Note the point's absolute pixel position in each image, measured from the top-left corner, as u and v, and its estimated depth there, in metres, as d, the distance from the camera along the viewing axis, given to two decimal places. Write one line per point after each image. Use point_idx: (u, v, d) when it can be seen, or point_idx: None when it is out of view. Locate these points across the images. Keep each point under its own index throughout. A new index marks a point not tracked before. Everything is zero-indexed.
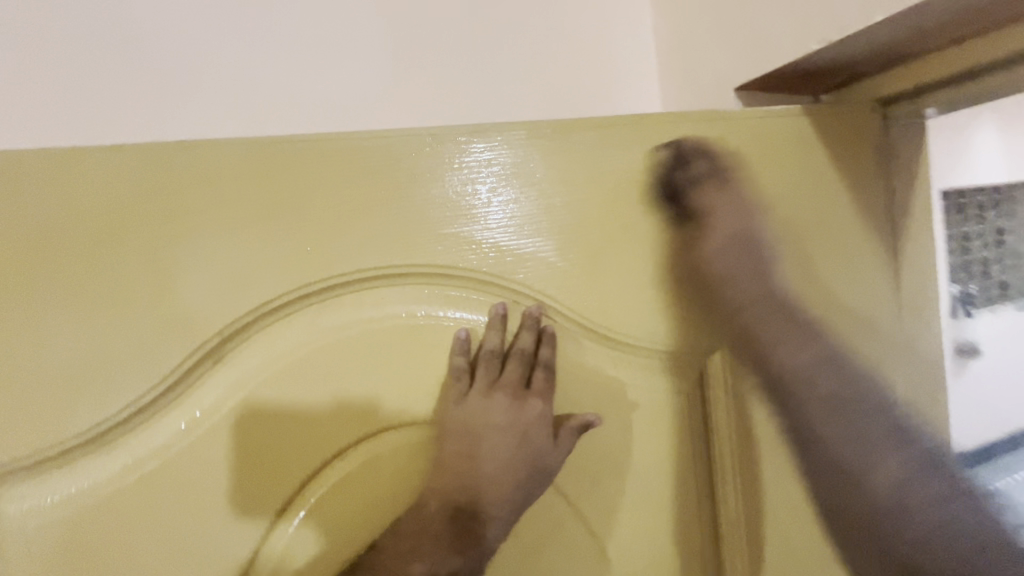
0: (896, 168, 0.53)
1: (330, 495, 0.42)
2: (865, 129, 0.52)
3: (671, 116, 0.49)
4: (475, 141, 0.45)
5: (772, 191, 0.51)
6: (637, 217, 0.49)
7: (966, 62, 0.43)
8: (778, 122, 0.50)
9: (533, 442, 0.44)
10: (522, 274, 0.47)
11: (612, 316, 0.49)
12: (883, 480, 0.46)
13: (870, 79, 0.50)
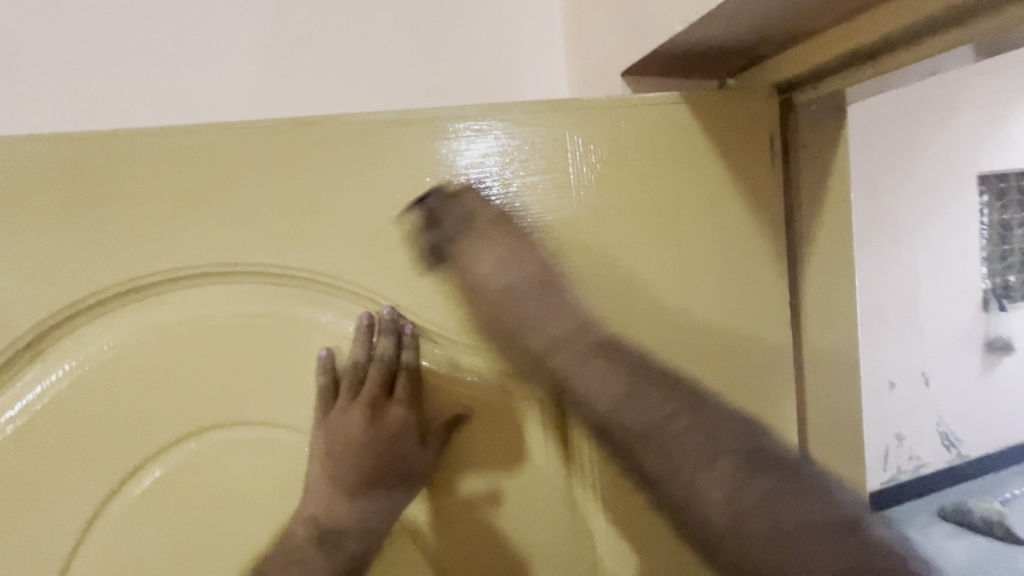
0: (801, 161, 0.48)
1: (144, 502, 0.40)
2: (764, 118, 0.47)
3: (534, 105, 0.44)
4: (467, 130, 0.44)
5: (651, 187, 0.46)
6: (509, 216, 0.45)
7: (856, 40, 0.37)
8: (659, 111, 0.45)
9: (398, 452, 0.42)
10: (369, 274, 0.43)
11: (469, 319, 0.45)
12: (716, 503, 0.37)
13: (768, 63, 0.45)
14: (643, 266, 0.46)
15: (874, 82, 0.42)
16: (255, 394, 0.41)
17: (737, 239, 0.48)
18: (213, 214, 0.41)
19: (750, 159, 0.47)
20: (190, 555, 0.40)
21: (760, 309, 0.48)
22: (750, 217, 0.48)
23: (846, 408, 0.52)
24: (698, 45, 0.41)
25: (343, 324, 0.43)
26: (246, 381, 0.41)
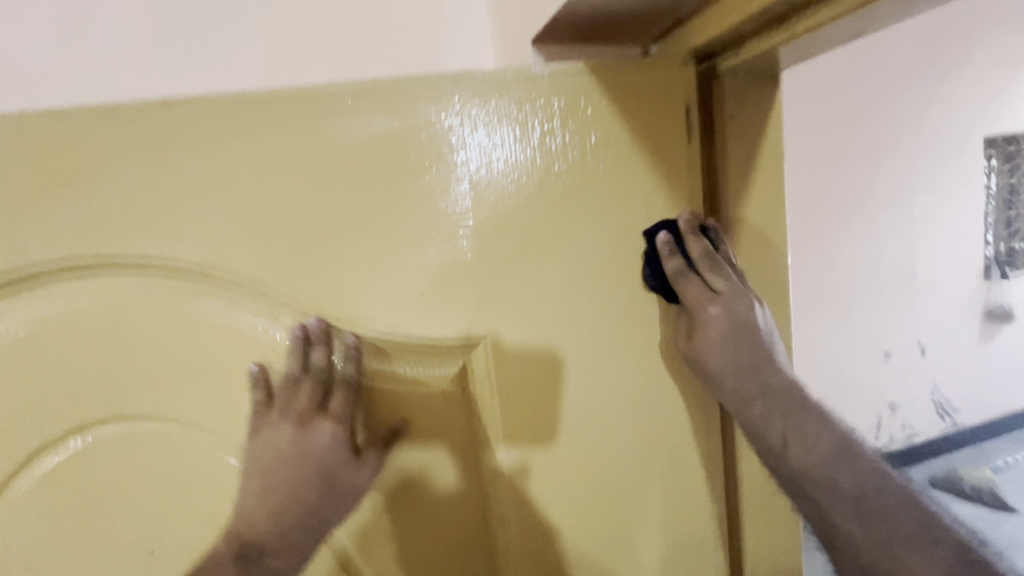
0: (724, 134, 0.45)
1: (44, 482, 0.42)
2: (679, 89, 0.43)
3: (424, 79, 0.40)
4: (444, 108, 0.41)
5: (553, 168, 0.43)
6: (400, 201, 0.42)
7: (753, 6, 0.34)
8: (562, 84, 0.42)
9: (328, 468, 0.41)
10: (248, 265, 0.41)
11: (360, 311, 0.43)
12: (825, 449, 0.41)
13: (684, 27, 0.41)
14: (555, 258, 0.44)
15: (792, 46, 0.38)
16: (144, 389, 0.42)
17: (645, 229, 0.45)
18: (87, 209, 0.39)
19: (664, 135, 0.44)
20: (92, 531, 0.43)
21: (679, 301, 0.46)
22: (664, 198, 0.45)
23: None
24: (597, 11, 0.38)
25: (231, 316, 0.42)
26: (131, 376, 0.41)
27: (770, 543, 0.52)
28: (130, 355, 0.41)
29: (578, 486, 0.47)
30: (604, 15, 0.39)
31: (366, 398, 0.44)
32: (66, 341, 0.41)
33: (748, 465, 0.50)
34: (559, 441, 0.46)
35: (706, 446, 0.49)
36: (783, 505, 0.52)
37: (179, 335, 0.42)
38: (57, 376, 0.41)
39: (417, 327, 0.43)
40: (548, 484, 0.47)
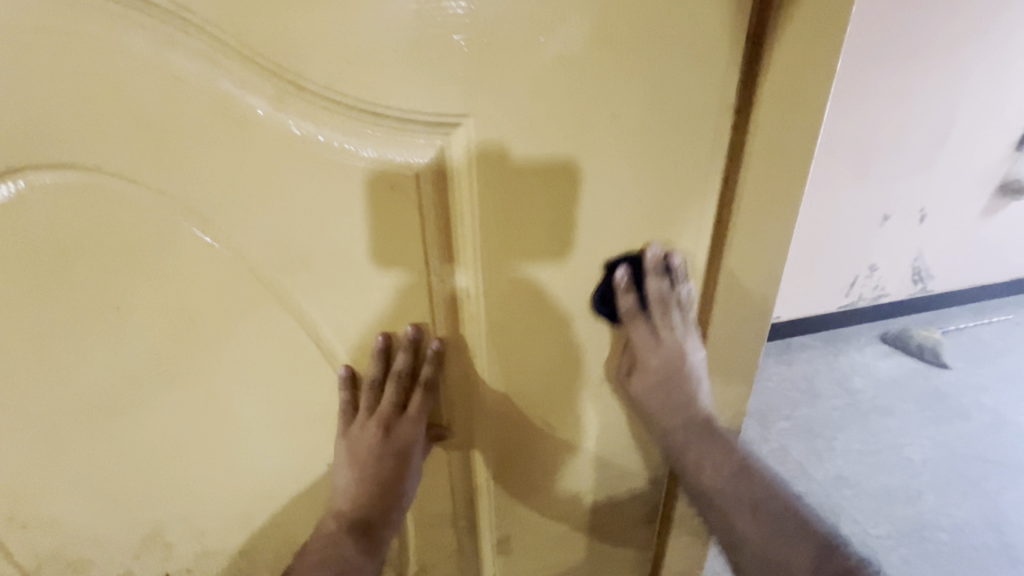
0: (610, 331, 0.47)
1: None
2: (555, 308, 0.45)
3: (298, 305, 0.42)
4: (132, 273, 0.40)
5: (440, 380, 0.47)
6: (254, 424, 0.48)
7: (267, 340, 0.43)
8: (438, 305, 0.43)
9: (407, 492, 0.51)
10: (143, 441, 0.48)
11: (241, 470, 0.50)
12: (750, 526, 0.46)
13: (404, 297, 0.43)
14: (641, 250, 0.44)
15: (460, 300, 0.44)
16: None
17: (554, 403, 0.51)
18: (101, 365, 0.43)
19: (533, 337, 0.46)
20: None
21: (527, 479, 0.55)
22: None
23: (769, 271, 0.47)
24: (278, 384, 0.46)
25: (104, 450, 0.48)
26: (42, 465, 0.48)
27: (718, 391, 0.55)
28: (136, 277, 0.40)
29: (560, 311, 0.45)
30: (299, 366, 0.45)
31: (444, 388, 0.48)
32: (134, 253, 0.39)
33: (721, 330, 0.50)
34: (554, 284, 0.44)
35: (688, 297, 0.48)
36: (741, 366, 0.53)
37: (144, 430, 0.47)
38: (85, 282, 0.40)
39: (314, 254, 0.40)
40: (520, 331, 0.45)
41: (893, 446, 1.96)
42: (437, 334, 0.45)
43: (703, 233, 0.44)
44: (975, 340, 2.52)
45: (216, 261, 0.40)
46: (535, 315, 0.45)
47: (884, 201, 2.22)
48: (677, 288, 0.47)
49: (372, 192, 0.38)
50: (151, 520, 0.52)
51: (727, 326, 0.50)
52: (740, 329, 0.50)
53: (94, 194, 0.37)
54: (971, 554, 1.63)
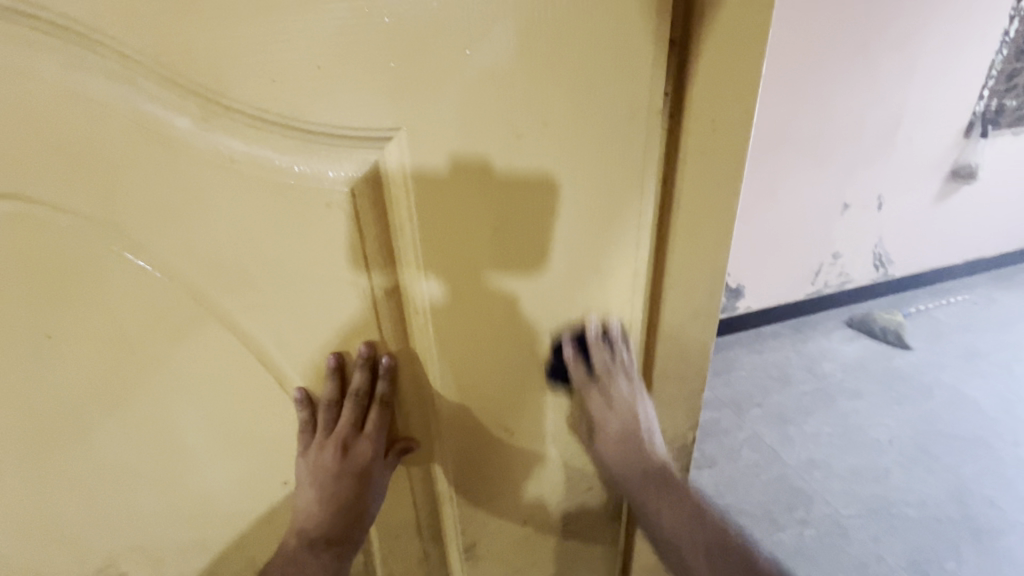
0: (563, 335, 0.48)
1: None
2: (505, 317, 0.45)
3: (243, 325, 0.42)
4: (63, 299, 0.39)
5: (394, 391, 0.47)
6: (205, 445, 0.47)
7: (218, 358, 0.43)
8: (386, 318, 0.43)
9: (371, 511, 0.51)
10: (88, 470, 0.46)
11: (194, 493, 0.49)
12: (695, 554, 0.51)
13: (350, 313, 0.42)
14: (586, 255, 0.45)
15: (409, 312, 0.44)
16: None
17: (511, 410, 0.51)
18: (39, 393, 0.42)
19: (484, 347, 0.47)
20: None
21: (490, 485, 0.55)
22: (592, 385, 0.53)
23: (709, 270, 0.49)
24: (227, 405, 0.45)
25: (48, 479, 0.46)
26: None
27: (670, 385, 0.56)
28: (66, 303, 0.39)
29: (508, 319, 0.46)
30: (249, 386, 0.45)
31: (400, 399, 0.48)
32: (62, 278, 0.38)
33: (670, 328, 0.51)
34: (501, 291, 0.44)
35: (636, 296, 0.49)
36: (692, 361, 0.55)
37: (89, 458, 0.46)
38: (10, 309, 0.38)
39: (253, 272, 0.39)
40: (469, 341, 0.46)
41: (860, 427, 2.03)
42: (388, 348, 0.45)
43: (644, 235, 0.45)
44: (934, 321, 2.62)
45: (153, 284, 0.39)
46: (483, 325, 0.45)
47: (842, 190, 2.29)
48: (624, 286, 0.48)
49: (308, 211, 0.37)
50: (102, 548, 0.51)
51: (676, 324, 0.51)
52: (689, 325, 0.52)
53: (14, 220, 0.36)
54: (936, 526, 1.69)
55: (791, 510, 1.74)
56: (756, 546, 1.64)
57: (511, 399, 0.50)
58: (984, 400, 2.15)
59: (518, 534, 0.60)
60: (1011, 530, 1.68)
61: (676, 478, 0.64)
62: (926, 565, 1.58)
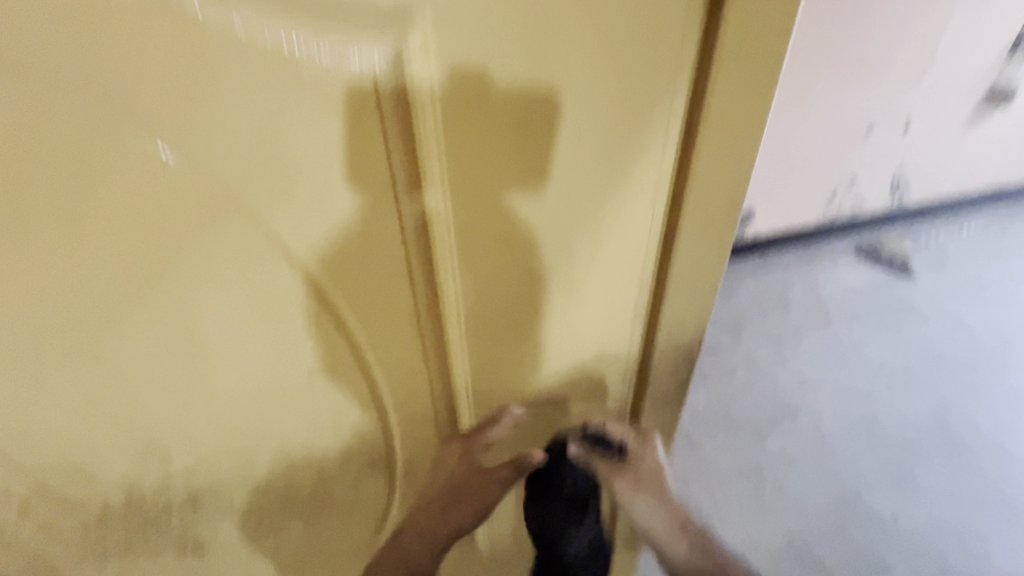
0: (581, 233, 0.50)
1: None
2: (527, 211, 0.47)
3: (268, 216, 0.42)
4: (87, 189, 0.38)
5: (417, 286, 0.49)
6: (236, 335, 0.49)
7: (244, 252, 0.44)
8: (410, 210, 0.44)
9: (411, 412, 0.60)
10: (129, 358, 0.48)
11: (229, 379, 0.52)
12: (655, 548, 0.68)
13: (375, 203, 0.43)
14: (610, 151, 0.44)
15: (432, 207, 0.44)
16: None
17: (527, 305, 0.54)
18: (73, 285, 0.43)
19: (503, 241, 0.48)
20: None
21: (503, 377, 0.59)
22: (605, 284, 0.55)
23: (729, 171, 0.49)
24: (258, 297, 0.47)
25: (88, 367, 0.48)
26: (30, 385, 0.48)
27: (680, 291, 0.57)
28: (88, 191, 0.38)
29: (529, 217, 0.47)
30: (278, 279, 0.46)
31: (431, 308, 0.51)
32: (83, 167, 0.37)
33: (686, 234, 0.53)
34: (524, 189, 0.45)
35: (657, 198, 0.49)
36: (704, 268, 0.56)
37: (127, 346, 0.48)
38: (30, 198, 0.38)
39: (278, 163, 0.39)
40: (489, 232, 0.47)
41: (854, 350, 2.09)
42: (412, 241, 0.46)
43: (671, 135, 0.45)
44: (942, 249, 2.60)
45: (176, 174, 0.39)
46: (503, 217, 0.47)
47: (870, 110, 2.17)
48: (646, 188, 0.48)
49: (337, 98, 0.37)
50: (144, 430, 0.55)
51: (692, 231, 0.53)
52: (704, 232, 0.53)
53: (23, 105, 0.34)
54: (913, 440, 1.80)
55: (778, 423, 1.85)
56: (742, 454, 1.76)
57: (527, 295, 0.53)
58: (979, 327, 2.20)
59: (526, 420, 0.65)
60: (983, 446, 1.79)
61: (677, 381, 0.68)
62: (898, 474, 1.70)
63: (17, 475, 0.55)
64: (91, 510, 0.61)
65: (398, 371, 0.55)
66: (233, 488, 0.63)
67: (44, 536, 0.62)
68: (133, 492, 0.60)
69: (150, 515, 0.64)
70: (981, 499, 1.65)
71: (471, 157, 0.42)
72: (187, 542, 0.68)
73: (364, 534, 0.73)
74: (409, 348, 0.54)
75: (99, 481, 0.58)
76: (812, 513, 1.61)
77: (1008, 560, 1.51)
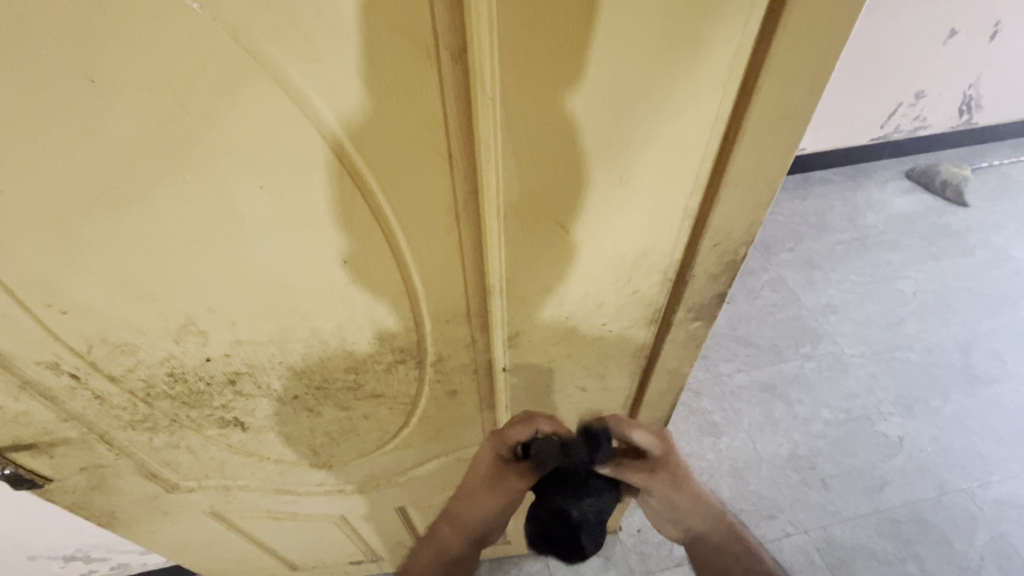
0: (638, 122, 0.45)
1: (11, 308, 0.51)
2: (581, 90, 0.42)
3: (298, 83, 0.38)
4: (103, 40, 0.35)
5: (455, 174, 0.46)
6: (268, 216, 0.47)
7: (273, 123, 0.40)
8: (453, 85, 0.40)
9: (441, 306, 0.59)
10: (161, 235, 0.47)
11: (261, 263, 0.51)
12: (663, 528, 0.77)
13: (414, 75, 0.39)
14: (684, 19, 0.39)
15: (478, 80, 0.40)
16: (29, 265, 0.48)
17: (569, 201, 0.50)
18: (98, 151, 0.40)
19: (551, 126, 0.44)
20: None
21: (537, 279, 0.57)
22: (656, 183, 0.50)
23: (814, 52, 0.43)
24: (289, 176, 0.44)
25: (122, 243, 0.47)
26: (68, 258, 0.48)
27: (734, 195, 0.53)
28: (102, 40, 0.35)
29: (590, 100, 0.43)
30: (310, 157, 0.43)
31: (468, 200, 0.48)
32: (97, 12, 0.33)
33: (753, 129, 0.47)
34: (580, 60, 0.40)
35: (729, 83, 0.44)
36: (766, 171, 0.51)
37: (159, 222, 0.46)
38: (42, 45, 0.34)
39: (307, 14, 0.35)
40: (536, 116, 0.43)
41: (888, 278, 2.03)
42: (452, 123, 0.42)
43: (760, 2, 0.39)
44: (1004, 177, 2.41)
45: (198, 25, 0.35)
46: (554, 96, 0.42)
47: (956, 11, 1.92)
48: (718, 70, 0.42)
49: None
50: (181, 310, 0.55)
51: (760, 124, 0.47)
52: (774, 128, 0.48)
53: None
54: (934, 370, 1.78)
55: (797, 345, 1.84)
56: (758, 373, 1.78)
57: (570, 190, 0.49)
58: None
59: (557, 324, 0.64)
60: (1005, 379, 1.77)
61: (716, 295, 0.66)
62: (912, 401, 1.71)
63: (64, 348, 0.57)
64: (138, 383, 0.64)
65: (431, 265, 0.54)
66: (269, 371, 0.65)
67: (98, 405, 0.65)
68: (176, 369, 0.63)
69: (193, 392, 0.67)
70: (993, 429, 1.66)
71: (525, 19, 0.37)
72: (228, 419, 0.72)
73: (393, 422, 0.76)
74: (444, 243, 0.52)
75: (143, 358, 0.60)
76: (819, 431, 1.65)
77: (1010, 486, 1.55)
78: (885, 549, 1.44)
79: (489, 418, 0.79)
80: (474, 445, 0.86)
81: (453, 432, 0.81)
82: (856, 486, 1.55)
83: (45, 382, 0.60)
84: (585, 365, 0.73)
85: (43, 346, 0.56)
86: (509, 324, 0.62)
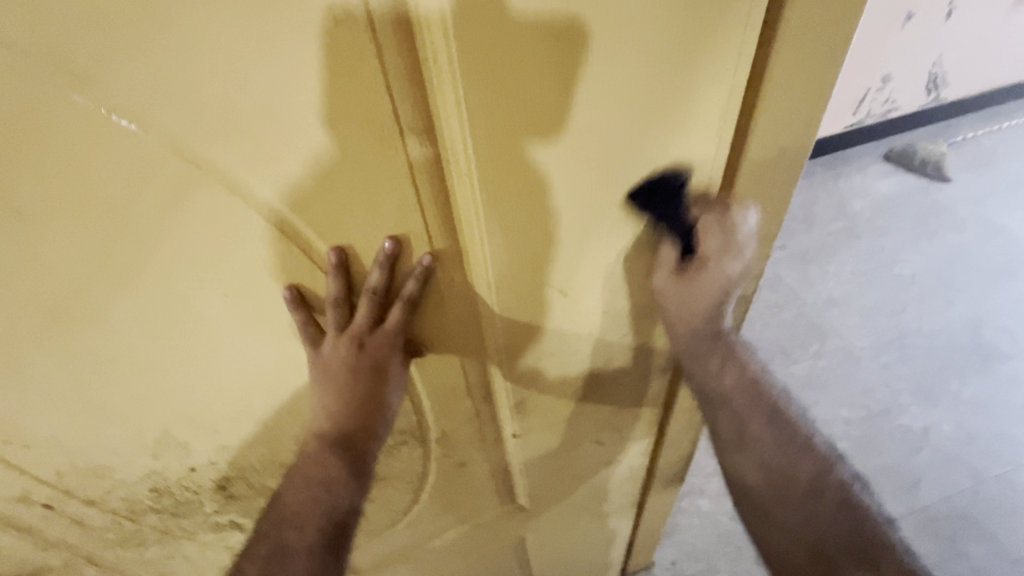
0: (631, 179, 0.42)
1: None
2: (570, 159, 0.39)
3: (258, 186, 0.35)
4: (33, 172, 0.31)
5: (440, 256, 0.43)
6: (239, 320, 0.43)
7: (236, 229, 0.37)
8: (428, 169, 0.37)
9: (441, 385, 0.55)
10: (126, 356, 0.43)
11: (239, 368, 0.47)
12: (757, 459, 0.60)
13: (386, 165, 0.36)
14: (671, 73, 0.36)
15: (453, 162, 0.37)
16: None
17: (567, 265, 0.47)
18: (44, 282, 0.37)
19: (538, 196, 0.41)
20: None
21: (539, 344, 0.54)
22: (654, 233, 0.47)
23: (809, 86, 0.40)
24: (259, 277, 0.41)
25: (84, 369, 0.43)
26: (23, 391, 0.43)
27: (738, 233, 0.50)
28: (23, 170, 0.31)
29: (583, 166, 0.40)
30: (280, 256, 0.40)
31: (456, 281, 0.45)
32: (23, 144, 0.30)
33: (750, 169, 0.44)
34: (564, 123, 0.36)
35: (722, 129, 0.41)
36: (767, 206, 0.48)
37: (120, 343, 0.42)
38: None
39: (259, 116, 0.31)
40: (523, 190, 0.39)
41: (885, 264, 2.00)
42: (431, 204, 0.39)
43: (749, 46, 0.36)
44: (981, 149, 2.41)
45: (141, 143, 0.31)
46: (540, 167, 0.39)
47: None
48: (709, 116, 0.40)
49: (329, 34, 0.29)
50: (157, 426, 0.50)
51: (760, 161, 0.44)
52: (774, 165, 0.45)
53: None
54: (946, 353, 1.75)
55: (806, 344, 1.80)
56: (769, 377, 1.74)
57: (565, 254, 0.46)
58: (1018, 230, 2.08)
59: (565, 383, 0.60)
60: (1018, 354, 1.74)
61: None
62: (930, 389, 1.67)
63: (34, 480, 0.51)
64: (120, 502, 0.58)
65: (424, 345, 0.50)
66: (261, 470, 0.60)
67: (79, 530, 0.60)
68: (160, 483, 0.57)
69: (182, 502, 0.61)
70: (1016, 408, 1.62)
71: (502, 98, 0.34)
72: (223, 522, 0.66)
73: (400, 500, 0.71)
74: (435, 323, 0.48)
75: (120, 477, 0.55)
76: (841, 432, 1.60)
77: None
78: (930, 551, 1.39)
79: (503, 482, 0.74)
80: (490, 511, 0.80)
81: (466, 501, 0.75)
82: (889, 485, 1.50)
83: (16, 517, 0.55)
84: (599, 418, 0.68)
85: (8, 482, 0.51)
86: (515, 390, 0.58)
